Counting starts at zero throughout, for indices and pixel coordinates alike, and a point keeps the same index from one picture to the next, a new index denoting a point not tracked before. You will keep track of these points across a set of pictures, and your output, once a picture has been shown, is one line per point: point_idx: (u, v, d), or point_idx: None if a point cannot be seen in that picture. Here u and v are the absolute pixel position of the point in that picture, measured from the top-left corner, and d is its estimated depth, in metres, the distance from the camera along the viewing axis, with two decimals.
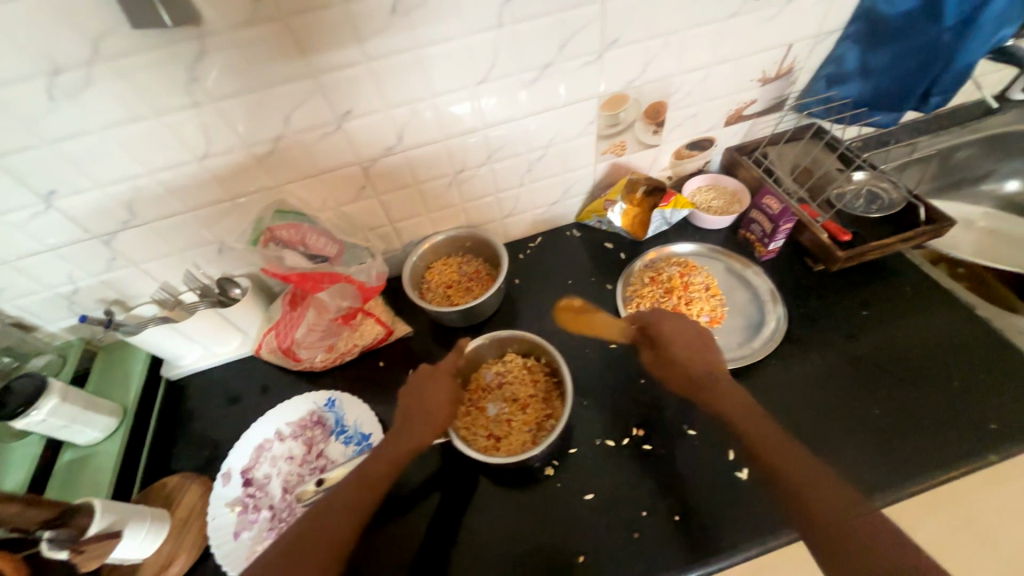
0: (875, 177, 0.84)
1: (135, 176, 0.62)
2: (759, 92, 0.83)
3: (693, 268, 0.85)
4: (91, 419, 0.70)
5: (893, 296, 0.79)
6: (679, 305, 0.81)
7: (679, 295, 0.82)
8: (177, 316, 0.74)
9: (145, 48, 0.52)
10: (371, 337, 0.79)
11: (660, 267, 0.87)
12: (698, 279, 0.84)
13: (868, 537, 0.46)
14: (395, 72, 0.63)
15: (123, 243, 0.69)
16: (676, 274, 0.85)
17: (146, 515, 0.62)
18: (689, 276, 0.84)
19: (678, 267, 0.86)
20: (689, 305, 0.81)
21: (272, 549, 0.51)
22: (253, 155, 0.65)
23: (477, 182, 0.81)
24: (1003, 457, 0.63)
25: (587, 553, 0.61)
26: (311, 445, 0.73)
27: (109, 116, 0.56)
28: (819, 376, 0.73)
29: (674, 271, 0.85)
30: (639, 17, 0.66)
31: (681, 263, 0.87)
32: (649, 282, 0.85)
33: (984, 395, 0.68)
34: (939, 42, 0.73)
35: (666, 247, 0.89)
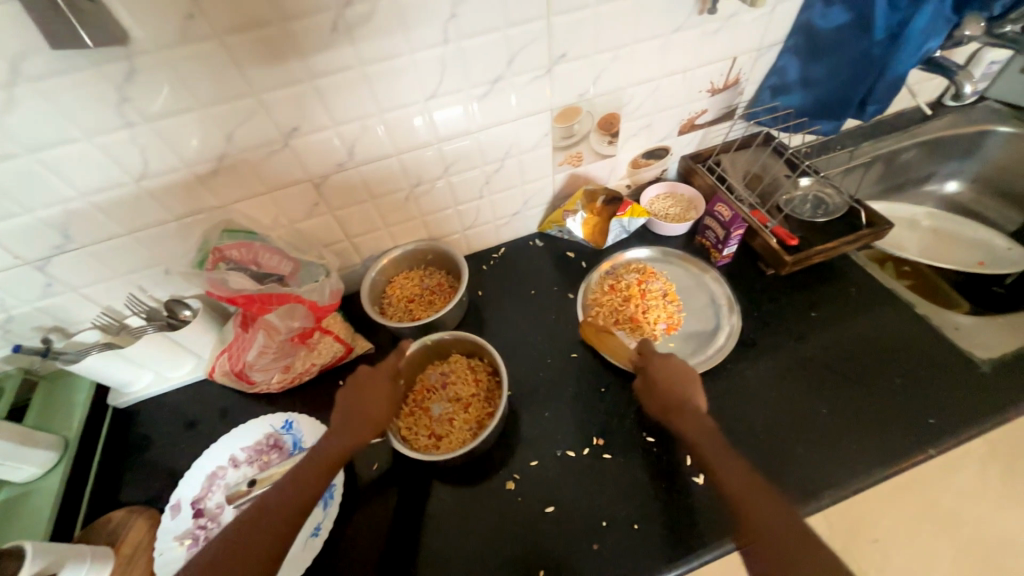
0: (820, 183, 0.88)
1: (66, 199, 0.60)
2: (709, 103, 0.86)
3: (651, 274, 0.86)
4: (26, 454, 0.65)
5: (840, 297, 0.83)
6: (637, 312, 0.81)
7: (636, 303, 0.82)
8: (122, 341, 0.73)
9: (69, 69, 0.50)
10: (329, 356, 0.77)
11: (619, 274, 0.87)
12: (656, 285, 0.85)
13: (821, 571, 0.44)
14: (341, 89, 0.62)
15: (59, 268, 0.66)
16: (634, 281, 0.85)
17: (86, 553, 0.59)
18: (648, 283, 0.85)
19: (636, 274, 0.87)
20: (647, 312, 0.81)
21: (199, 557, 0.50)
22: (196, 174, 0.63)
23: (434, 195, 0.81)
24: (942, 449, 0.66)
25: (548, 567, 0.61)
26: (266, 471, 0.70)
27: (34, 139, 0.54)
28: (772, 378, 0.75)
29: (632, 279, 0.86)
30: (585, 32, 0.67)
31: (639, 270, 0.87)
32: (608, 291, 0.85)
33: (924, 390, 0.71)
34: (869, 55, 0.77)
35: (622, 255, 0.90)
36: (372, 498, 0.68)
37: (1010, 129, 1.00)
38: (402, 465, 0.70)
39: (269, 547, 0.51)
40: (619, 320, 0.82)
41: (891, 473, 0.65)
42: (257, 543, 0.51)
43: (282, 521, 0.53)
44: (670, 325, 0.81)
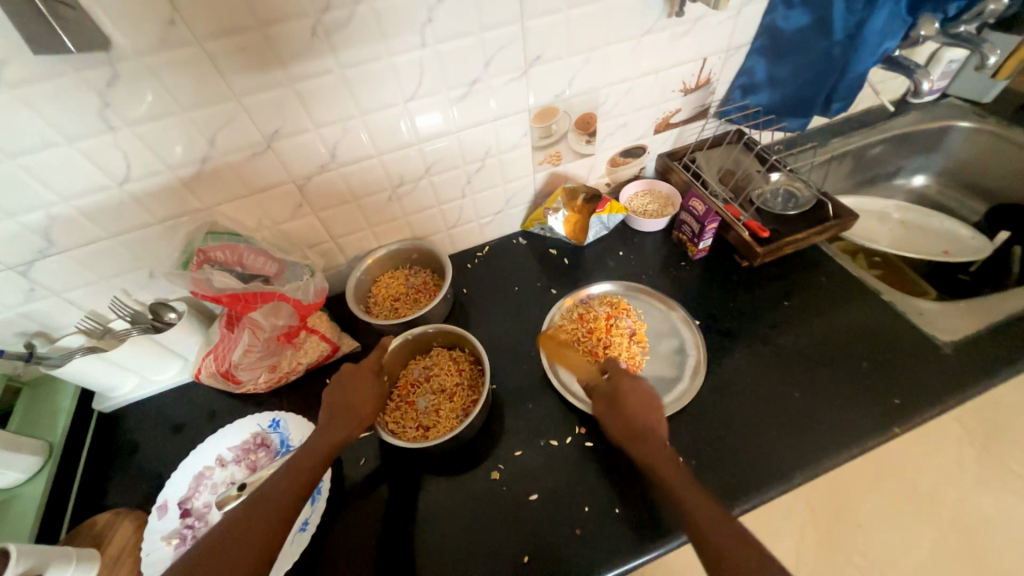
0: (790, 177, 0.92)
1: (48, 204, 0.61)
2: (683, 102, 0.89)
3: (624, 309, 0.83)
4: (11, 459, 0.65)
5: (811, 287, 0.86)
6: (598, 348, 0.79)
7: (599, 338, 0.80)
8: (104, 345, 0.73)
9: (50, 75, 0.51)
10: (315, 355, 0.78)
11: (591, 305, 0.85)
12: (625, 322, 0.81)
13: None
14: (322, 92, 0.64)
15: (42, 273, 0.67)
16: (603, 315, 0.82)
17: (72, 555, 0.59)
18: (617, 319, 0.81)
19: (608, 308, 0.84)
20: (608, 349, 0.79)
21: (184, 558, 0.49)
22: (179, 178, 0.65)
23: (417, 195, 0.83)
24: (908, 428, 0.69)
25: (532, 553, 0.62)
26: (254, 469, 0.71)
27: (14, 144, 0.54)
28: (747, 365, 0.77)
29: (602, 312, 0.83)
30: (557, 35, 0.70)
31: (612, 303, 0.84)
32: (575, 320, 0.83)
33: (890, 372, 0.74)
34: (830, 55, 0.81)
35: (589, 290, 0.87)
36: (359, 492, 0.69)
37: (970, 124, 1.04)
38: (389, 460, 0.72)
39: (269, 533, 0.51)
40: (579, 353, 0.80)
41: (861, 453, 0.68)
42: (255, 530, 0.51)
43: (280, 508, 0.53)
44: (631, 365, 0.78)
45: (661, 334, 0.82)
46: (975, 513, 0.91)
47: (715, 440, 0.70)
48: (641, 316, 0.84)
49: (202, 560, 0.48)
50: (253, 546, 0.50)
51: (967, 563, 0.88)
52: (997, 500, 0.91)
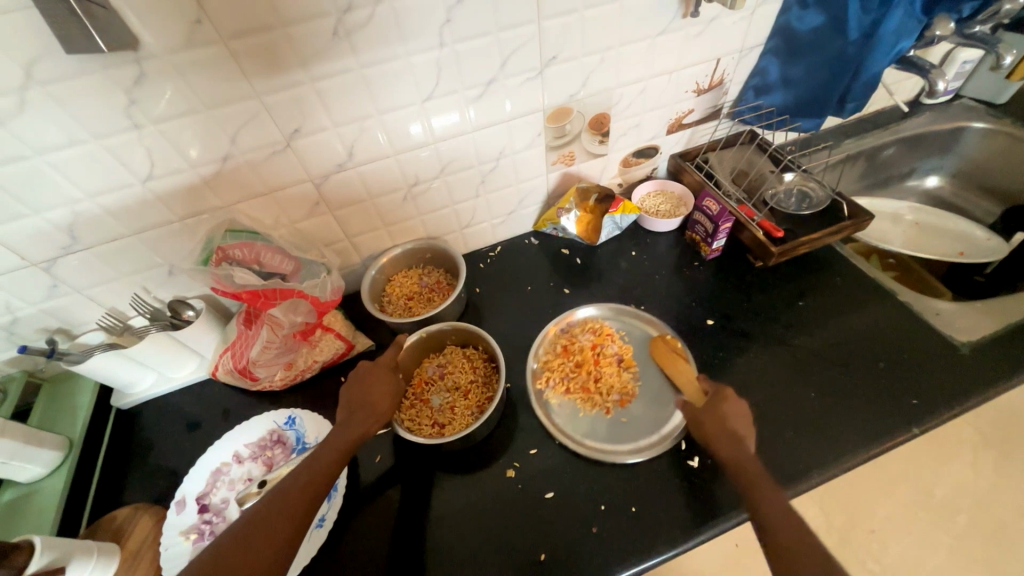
0: (804, 178, 0.92)
1: (74, 201, 0.62)
2: (695, 103, 0.89)
3: (608, 335, 0.81)
4: (32, 454, 0.66)
5: (826, 287, 0.85)
6: (588, 382, 0.76)
7: (588, 371, 0.77)
8: (125, 342, 0.74)
9: (80, 74, 0.52)
10: (330, 353, 0.78)
11: (574, 333, 0.82)
12: (612, 349, 0.80)
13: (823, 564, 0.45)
14: (341, 91, 0.64)
15: (64, 269, 0.68)
16: (588, 344, 0.80)
17: (92, 549, 0.60)
18: (602, 347, 0.80)
19: (591, 335, 0.81)
20: (599, 381, 0.76)
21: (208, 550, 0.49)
22: (201, 176, 0.66)
23: (432, 194, 0.83)
24: (926, 428, 0.68)
25: (549, 551, 0.62)
26: (271, 465, 0.71)
27: (43, 140, 0.56)
28: (762, 366, 0.77)
29: (586, 341, 0.80)
30: (573, 36, 0.70)
31: (594, 330, 0.82)
32: (560, 353, 0.79)
33: (908, 372, 0.74)
34: (845, 54, 0.81)
35: (570, 314, 0.83)
36: (375, 489, 0.69)
37: (985, 126, 1.04)
38: (404, 458, 0.72)
39: (287, 533, 0.51)
40: (570, 389, 0.76)
41: (878, 454, 0.67)
42: (275, 530, 0.51)
43: (299, 504, 0.53)
44: (624, 396, 0.75)
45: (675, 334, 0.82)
46: (992, 519, 0.89)
47: None
48: (625, 338, 0.82)
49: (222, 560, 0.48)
50: (273, 546, 0.50)
51: (982, 568, 0.87)
52: (1014, 507, 0.89)
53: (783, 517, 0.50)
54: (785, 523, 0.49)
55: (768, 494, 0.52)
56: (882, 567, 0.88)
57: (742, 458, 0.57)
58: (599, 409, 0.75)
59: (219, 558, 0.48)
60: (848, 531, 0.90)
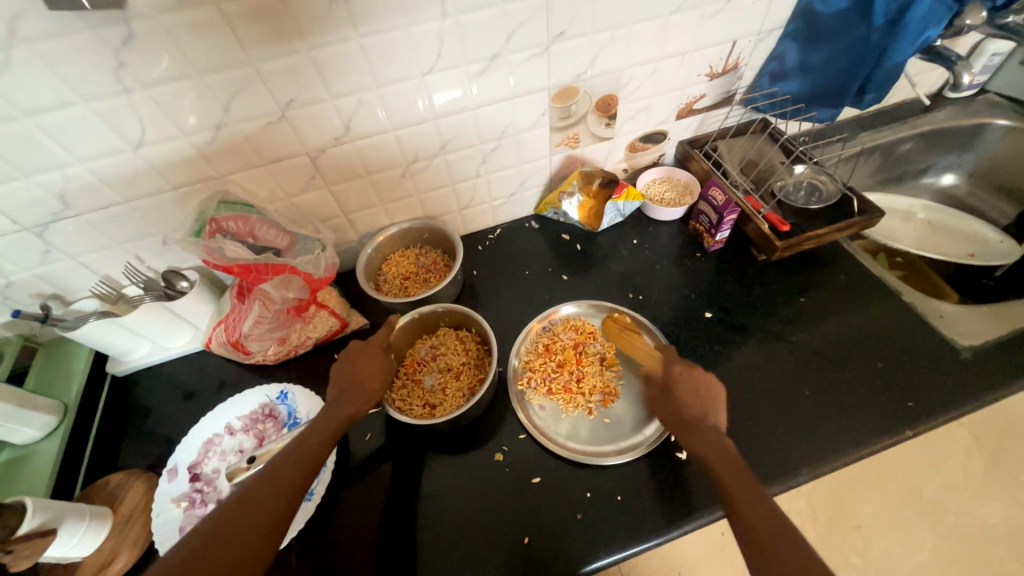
0: (814, 171, 0.89)
1: (64, 165, 0.60)
2: (708, 87, 0.86)
3: (589, 334, 0.80)
4: (27, 417, 0.67)
5: (830, 285, 0.84)
6: (571, 382, 0.75)
7: (571, 371, 0.76)
8: (119, 310, 0.73)
9: (66, 32, 0.50)
10: (324, 330, 0.78)
11: (556, 332, 0.80)
12: (594, 348, 0.79)
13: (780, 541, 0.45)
14: (338, 61, 0.62)
15: (57, 234, 0.67)
16: (570, 343, 0.79)
17: (84, 513, 0.61)
18: (584, 346, 0.79)
19: (574, 333, 0.80)
20: (582, 381, 0.75)
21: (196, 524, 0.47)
22: (194, 145, 0.64)
23: (431, 172, 0.81)
24: (920, 432, 0.68)
25: (534, 534, 0.63)
26: (262, 438, 0.72)
27: (31, 101, 0.54)
28: (758, 361, 0.76)
29: (568, 340, 0.79)
30: (582, 10, 0.67)
31: (577, 328, 0.81)
32: (542, 353, 0.78)
33: (906, 374, 0.73)
34: (868, 41, 0.77)
35: (553, 312, 0.82)
36: (364, 467, 0.70)
37: (1009, 123, 0.99)
38: (394, 437, 0.72)
39: (273, 511, 0.49)
40: (552, 390, 0.75)
41: (868, 455, 0.67)
42: (265, 508, 0.49)
43: (292, 481, 0.52)
44: (607, 396, 0.75)
45: (672, 325, 0.81)
46: (979, 521, 0.90)
47: None
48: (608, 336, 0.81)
49: (209, 537, 0.46)
50: (262, 523, 0.48)
51: (964, 569, 0.88)
52: (1001, 509, 0.89)
53: (742, 490, 0.50)
54: (746, 493, 0.50)
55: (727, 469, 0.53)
56: (864, 562, 0.89)
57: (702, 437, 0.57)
58: (581, 409, 0.74)
59: (206, 533, 0.46)
60: (832, 524, 0.91)
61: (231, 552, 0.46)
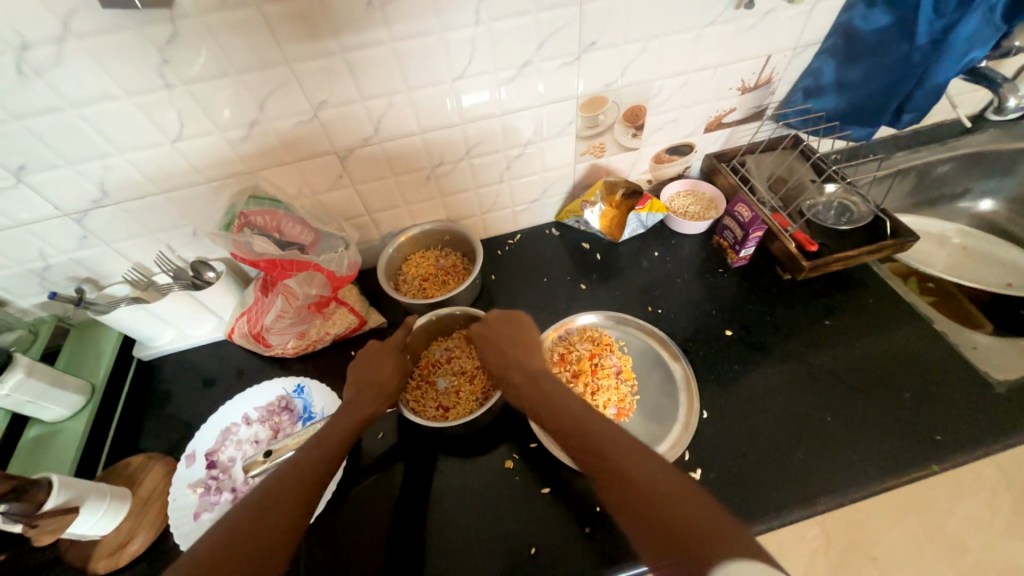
0: (846, 190, 0.86)
1: (105, 155, 0.63)
2: (738, 101, 0.85)
3: (607, 346, 0.79)
4: (57, 396, 0.70)
5: (856, 308, 0.81)
6: (585, 393, 0.74)
7: (586, 382, 0.75)
8: (148, 297, 0.76)
9: (116, 28, 0.52)
10: (342, 326, 0.79)
11: (572, 342, 0.80)
12: (611, 360, 0.77)
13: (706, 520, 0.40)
14: (372, 64, 0.63)
15: (95, 221, 0.69)
16: (586, 354, 0.78)
17: (106, 492, 0.63)
18: (601, 358, 0.77)
19: (590, 344, 0.79)
20: (596, 394, 0.74)
21: (220, 524, 0.48)
22: (228, 140, 0.66)
23: (456, 176, 0.82)
24: (946, 466, 0.65)
25: (540, 545, 0.63)
26: (277, 430, 0.73)
27: (79, 94, 0.56)
28: (778, 384, 0.74)
29: (584, 350, 0.78)
30: (617, 21, 0.67)
31: (593, 339, 0.80)
32: (557, 362, 0.78)
33: (934, 406, 0.70)
34: (909, 60, 0.75)
35: (571, 321, 0.82)
36: (376, 465, 0.70)
37: None
38: (406, 437, 0.73)
39: (293, 509, 0.50)
40: None
41: (890, 487, 0.65)
42: (286, 506, 0.50)
43: (311, 481, 0.53)
44: (621, 410, 0.74)
45: (691, 341, 0.80)
46: None
47: (737, 457, 0.68)
48: (625, 348, 0.80)
49: (233, 531, 0.47)
50: (284, 522, 0.49)
51: None
52: None
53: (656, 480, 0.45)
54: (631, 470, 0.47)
55: (639, 463, 0.47)
56: None
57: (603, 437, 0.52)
58: None
59: (231, 528, 0.47)
60: None
61: (255, 546, 0.46)
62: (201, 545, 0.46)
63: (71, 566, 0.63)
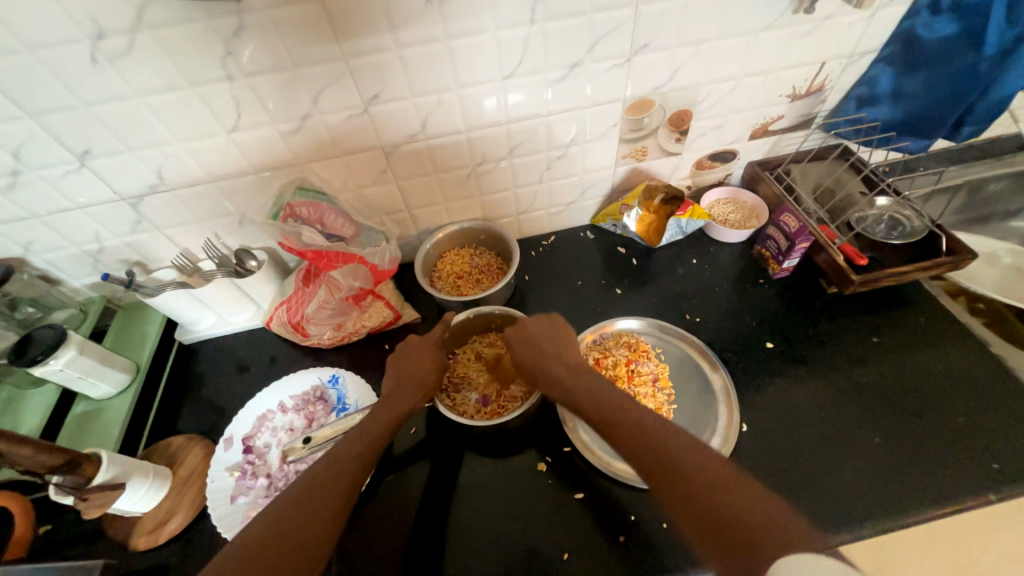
0: (898, 204, 0.83)
1: (165, 144, 0.65)
2: (787, 109, 0.83)
3: (643, 352, 0.78)
4: (104, 373, 0.72)
5: (905, 326, 0.78)
6: None
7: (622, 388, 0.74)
8: (194, 283, 0.78)
9: (187, 20, 0.54)
10: (378, 320, 0.80)
11: (607, 347, 0.79)
12: (647, 368, 0.76)
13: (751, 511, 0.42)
14: (424, 61, 0.64)
15: (149, 207, 0.72)
16: (622, 359, 0.77)
17: (149, 471, 0.65)
18: (637, 364, 0.76)
19: (627, 350, 0.78)
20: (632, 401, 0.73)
21: (266, 510, 0.49)
22: (280, 132, 0.67)
23: (496, 175, 0.82)
24: (1005, 498, 0.62)
25: (573, 551, 0.62)
26: (312, 419, 0.74)
27: (147, 83, 0.58)
28: (821, 399, 0.72)
29: (620, 356, 0.77)
30: (671, 23, 0.66)
31: (630, 345, 0.79)
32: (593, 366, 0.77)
33: (989, 432, 0.67)
34: (975, 70, 0.72)
35: (609, 325, 0.81)
36: (408, 459, 0.71)
37: None
38: (438, 434, 0.73)
39: (334, 498, 0.50)
40: None
41: (941, 515, 0.62)
42: (329, 493, 0.51)
43: (352, 474, 0.53)
44: None
45: (729, 351, 0.78)
46: None
47: (777, 474, 0.66)
48: (662, 356, 0.79)
49: (277, 517, 0.48)
50: (328, 510, 0.49)
51: None
52: None
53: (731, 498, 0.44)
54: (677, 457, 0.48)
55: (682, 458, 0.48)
56: None
57: (662, 447, 0.50)
58: None
59: (277, 513, 0.48)
60: None
61: (299, 534, 0.47)
62: (250, 531, 0.47)
63: (113, 540, 0.65)
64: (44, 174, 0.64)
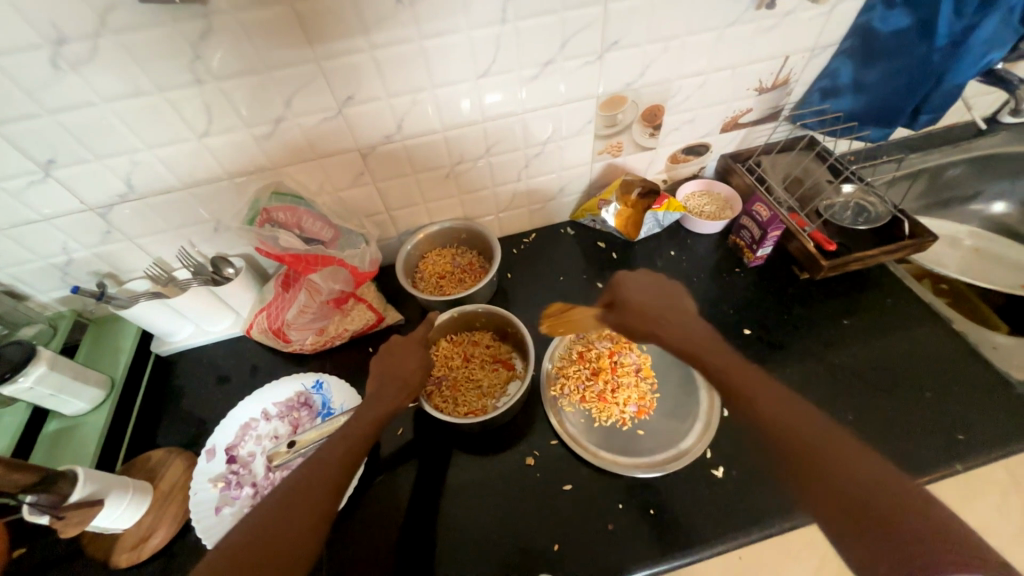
0: (863, 191, 0.87)
1: (134, 150, 0.63)
2: (755, 102, 0.85)
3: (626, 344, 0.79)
4: (77, 389, 0.70)
5: (873, 308, 0.81)
6: (605, 391, 0.74)
7: (605, 379, 0.75)
8: (170, 292, 0.76)
9: (152, 25, 0.53)
10: (359, 323, 0.79)
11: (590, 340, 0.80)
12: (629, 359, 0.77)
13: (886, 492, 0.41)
14: (397, 62, 0.64)
15: (119, 216, 0.70)
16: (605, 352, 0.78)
17: (128, 486, 0.64)
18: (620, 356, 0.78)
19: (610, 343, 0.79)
20: (616, 391, 0.74)
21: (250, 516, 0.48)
22: (253, 136, 0.66)
23: (474, 174, 0.82)
24: (971, 467, 0.65)
25: (563, 542, 0.63)
26: (296, 426, 0.73)
27: (113, 90, 0.57)
28: (797, 382, 0.74)
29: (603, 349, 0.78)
30: (640, 21, 0.67)
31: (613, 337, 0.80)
32: (576, 359, 0.78)
33: (953, 406, 0.70)
34: (928, 62, 0.76)
35: None
36: (396, 460, 0.70)
37: None
38: (425, 433, 0.73)
39: (320, 499, 0.50)
40: (585, 398, 0.74)
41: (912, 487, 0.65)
42: (313, 493, 0.50)
43: (339, 472, 0.53)
44: (642, 407, 0.74)
45: None
46: None
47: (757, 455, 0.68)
48: (643, 346, 0.80)
49: (260, 521, 0.47)
50: (314, 511, 0.49)
51: None
52: None
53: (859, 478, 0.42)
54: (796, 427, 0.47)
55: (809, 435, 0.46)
56: None
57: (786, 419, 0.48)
58: (615, 419, 0.73)
59: (260, 518, 0.48)
60: None
61: (283, 535, 0.47)
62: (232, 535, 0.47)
63: (93, 560, 0.63)
64: (7, 186, 0.62)
